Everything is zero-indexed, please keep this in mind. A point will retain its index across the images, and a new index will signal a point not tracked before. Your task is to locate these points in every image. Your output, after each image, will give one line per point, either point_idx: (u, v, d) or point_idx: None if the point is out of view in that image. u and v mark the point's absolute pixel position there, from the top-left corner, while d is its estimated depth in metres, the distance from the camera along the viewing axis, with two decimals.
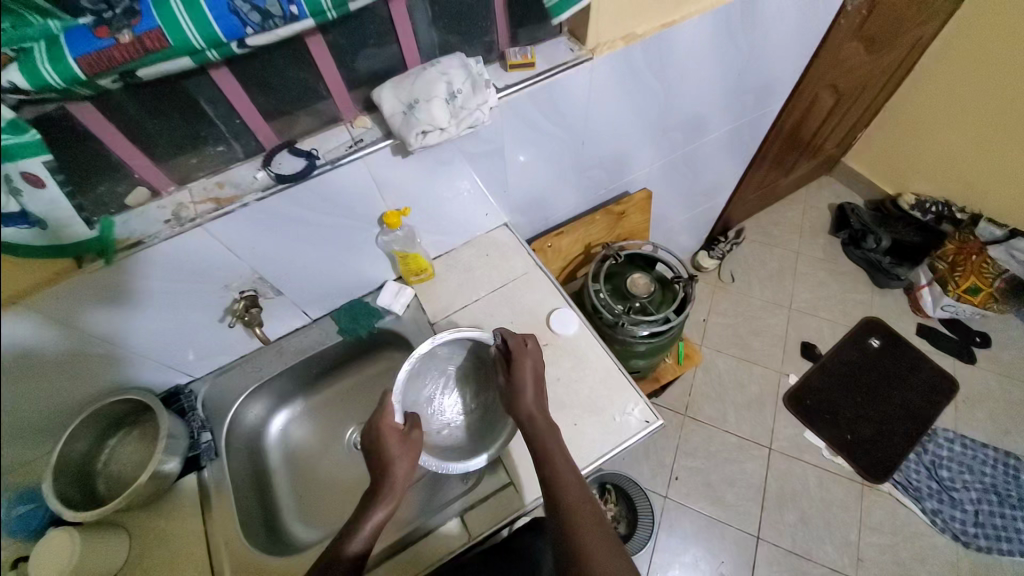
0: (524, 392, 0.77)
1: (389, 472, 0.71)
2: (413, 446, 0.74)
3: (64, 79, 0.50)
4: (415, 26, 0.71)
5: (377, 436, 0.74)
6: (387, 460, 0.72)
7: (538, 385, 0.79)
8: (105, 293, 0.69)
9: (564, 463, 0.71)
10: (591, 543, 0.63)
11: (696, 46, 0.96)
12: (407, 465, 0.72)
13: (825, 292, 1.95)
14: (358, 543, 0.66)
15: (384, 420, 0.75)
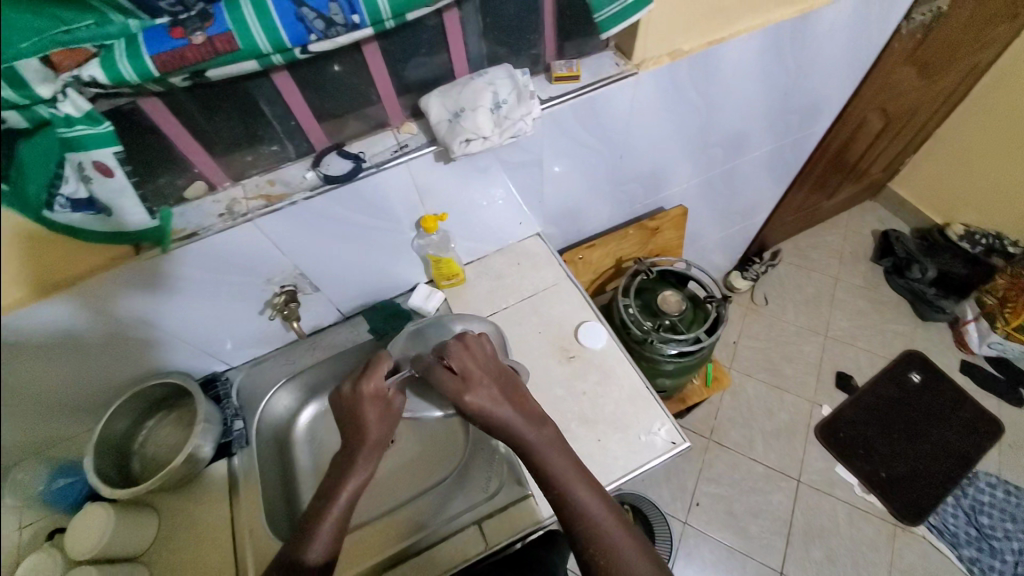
0: (500, 411, 0.72)
1: (363, 440, 0.74)
2: (389, 412, 0.78)
3: (138, 75, 0.53)
4: (465, 37, 0.73)
5: (358, 401, 0.77)
6: (360, 430, 0.75)
7: (509, 389, 0.74)
8: (158, 282, 0.72)
9: (574, 474, 0.70)
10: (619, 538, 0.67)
11: (741, 65, 0.95)
12: (382, 432, 0.76)
13: (864, 321, 1.87)
14: (331, 517, 0.70)
15: (369, 385, 0.77)
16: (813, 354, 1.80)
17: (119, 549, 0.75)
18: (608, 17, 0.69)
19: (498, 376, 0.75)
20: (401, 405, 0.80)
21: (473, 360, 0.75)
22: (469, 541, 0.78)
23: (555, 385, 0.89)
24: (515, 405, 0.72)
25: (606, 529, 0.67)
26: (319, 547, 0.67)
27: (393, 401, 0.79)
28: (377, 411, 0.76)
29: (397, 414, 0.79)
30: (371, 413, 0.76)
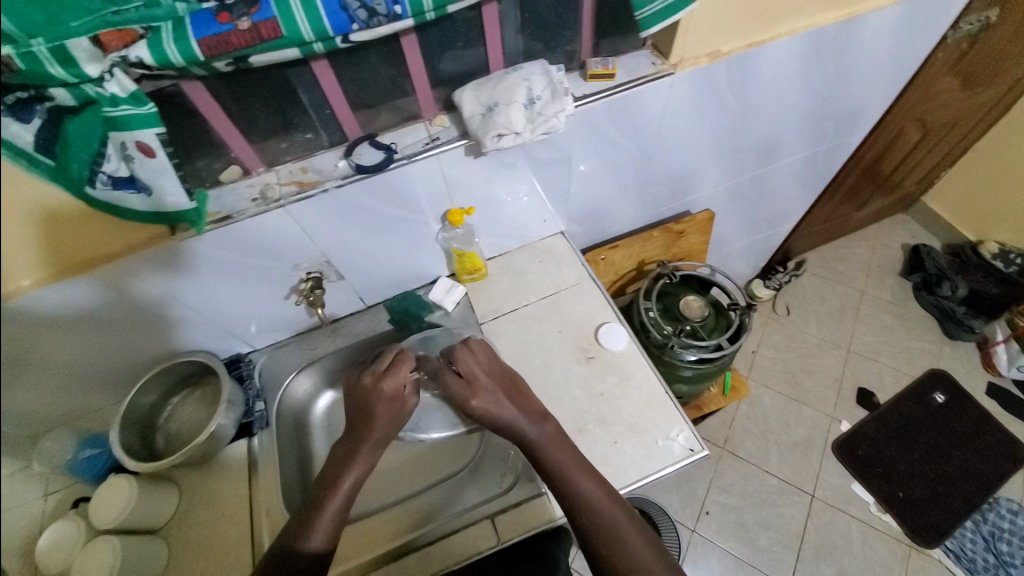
0: (502, 408, 0.76)
1: (370, 428, 0.79)
2: (398, 409, 0.81)
3: (184, 58, 0.53)
4: (503, 31, 0.72)
5: (368, 394, 0.81)
6: (370, 422, 0.79)
7: (511, 390, 0.79)
8: (193, 262, 0.74)
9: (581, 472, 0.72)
10: (630, 539, 0.69)
11: (779, 70, 0.93)
12: (388, 426, 0.80)
13: (889, 337, 1.82)
14: (325, 517, 0.71)
15: (380, 379, 0.82)
16: (834, 368, 1.76)
17: (142, 521, 0.77)
18: (650, 14, 0.68)
19: (499, 377, 0.80)
20: (413, 404, 0.83)
21: (475, 361, 0.81)
22: (480, 536, 0.78)
23: (573, 384, 0.88)
24: (515, 404, 0.77)
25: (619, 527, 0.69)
26: (321, 534, 0.70)
27: (405, 400, 0.82)
28: (388, 406, 0.81)
29: (408, 412, 0.83)
30: (382, 404, 0.81)
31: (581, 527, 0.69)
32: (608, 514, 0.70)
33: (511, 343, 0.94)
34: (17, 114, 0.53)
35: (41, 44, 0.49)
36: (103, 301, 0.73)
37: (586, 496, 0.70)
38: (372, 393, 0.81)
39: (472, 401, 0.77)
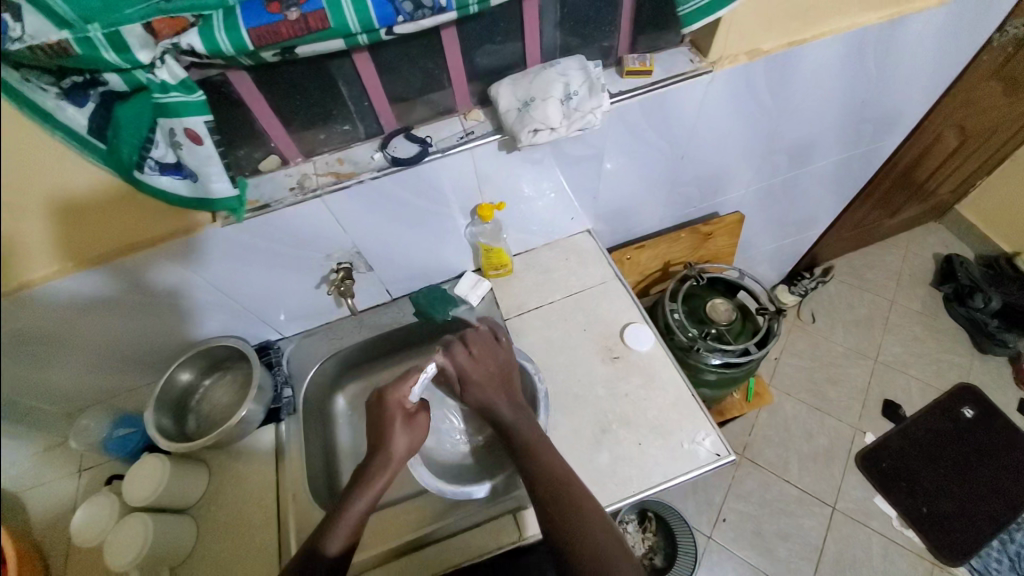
0: (495, 399, 0.81)
1: (385, 449, 0.78)
2: (414, 426, 0.82)
3: (234, 48, 0.54)
4: (542, 27, 0.72)
5: (384, 409, 0.81)
6: (387, 440, 0.79)
7: (504, 387, 0.83)
8: (229, 247, 0.76)
9: (542, 457, 0.74)
10: (592, 533, 0.67)
11: (818, 70, 0.91)
12: (405, 447, 0.79)
13: (918, 349, 1.77)
14: (338, 539, 0.70)
15: (393, 393, 0.82)
16: (860, 378, 1.71)
17: (173, 500, 0.79)
18: (692, 10, 0.68)
19: (496, 372, 0.84)
20: (425, 419, 0.84)
21: (484, 356, 0.84)
22: (501, 530, 0.78)
23: (597, 383, 0.88)
24: (507, 398, 0.82)
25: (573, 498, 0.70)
26: (338, 539, 0.70)
27: (418, 417, 0.83)
28: (408, 425, 0.81)
29: (422, 429, 0.83)
30: (399, 425, 0.80)
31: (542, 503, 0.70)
32: (568, 493, 0.70)
33: (536, 340, 0.94)
34: (72, 98, 0.54)
35: (97, 30, 0.50)
36: (141, 282, 0.75)
37: (549, 476, 0.72)
38: (388, 408, 0.81)
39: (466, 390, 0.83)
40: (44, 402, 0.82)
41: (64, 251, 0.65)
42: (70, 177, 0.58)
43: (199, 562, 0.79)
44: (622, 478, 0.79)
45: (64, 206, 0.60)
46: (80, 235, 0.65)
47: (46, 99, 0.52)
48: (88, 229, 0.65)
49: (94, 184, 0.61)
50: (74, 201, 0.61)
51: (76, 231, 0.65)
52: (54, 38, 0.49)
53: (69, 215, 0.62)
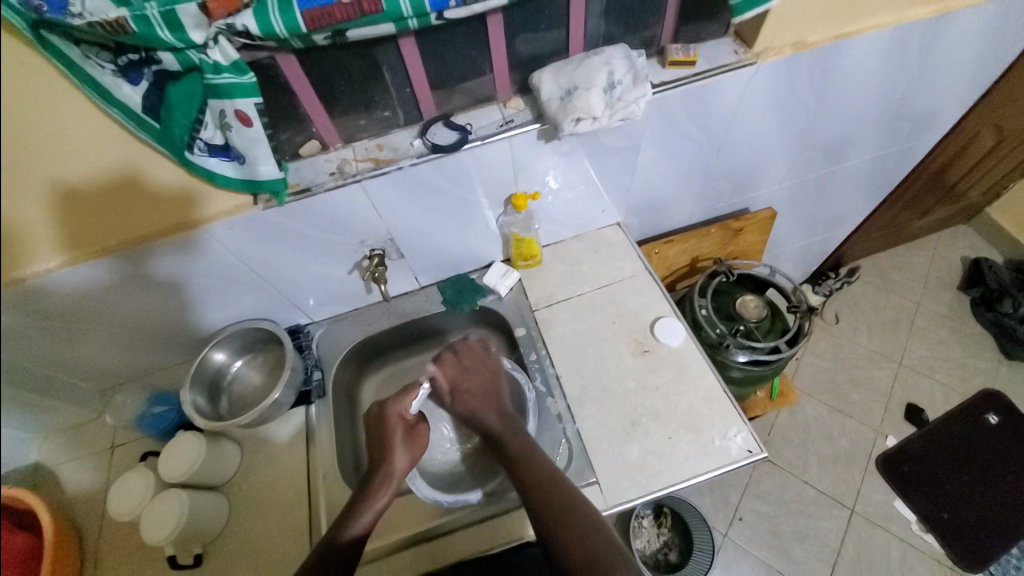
0: (483, 411, 0.85)
1: (387, 463, 0.79)
2: (414, 441, 0.83)
3: (287, 30, 0.54)
4: (587, 15, 0.71)
5: (385, 420, 0.84)
6: (388, 451, 0.81)
7: (492, 398, 0.87)
8: (268, 229, 0.77)
9: (535, 464, 0.75)
10: (575, 531, 0.68)
11: (861, 64, 0.89)
12: (406, 461, 0.80)
13: (943, 353, 1.73)
14: (358, 527, 0.72)
15: (394, 407, 0.85)
16: (883, 381, 1.69)
17: (206, 478, 0.81)
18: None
19: (480, 386, 0.88)
20: (426, 429, 0.86)
21: (473, 370, 0.90)
22: (519, 522, 0.79)
23: (627, 376, 0.87)
24: (494, 408, 0.86)
25: (559, 496, 0.71)
26: (362, 521, 0.73)
27: (418, 430, 0.85)
28: (405, 440, 0.82)
29: (423, 442, 0.84)
30: (399, 439, 0.82)
31: (533, 506, 0.71)
32: (558, 496, 0.71)
33: (564, 332, 0.94)
34: (127, 75, 0.55)
35: (154, 7, 0.50)
36: (145, 273, 0.77)
37: (543, 478, 0.73)
38: (389, 423, 0.84)
39: (456, 403, 0.87)
40: (58, 371, 0.85)
41: (73, 237, 0.69)
42: (70, 163, 0.62)
43: (231, 539, 0.80)
44: (651, 472, 0.79)
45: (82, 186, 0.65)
46: (88, 224, 0.69)
47: (104, 76, 0.53)
48: (94, 220, 0.69)
49: (95, 171, 0.64)
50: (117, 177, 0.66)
51: (81, 221, 0.68)
52: (112, 15, 0.49)
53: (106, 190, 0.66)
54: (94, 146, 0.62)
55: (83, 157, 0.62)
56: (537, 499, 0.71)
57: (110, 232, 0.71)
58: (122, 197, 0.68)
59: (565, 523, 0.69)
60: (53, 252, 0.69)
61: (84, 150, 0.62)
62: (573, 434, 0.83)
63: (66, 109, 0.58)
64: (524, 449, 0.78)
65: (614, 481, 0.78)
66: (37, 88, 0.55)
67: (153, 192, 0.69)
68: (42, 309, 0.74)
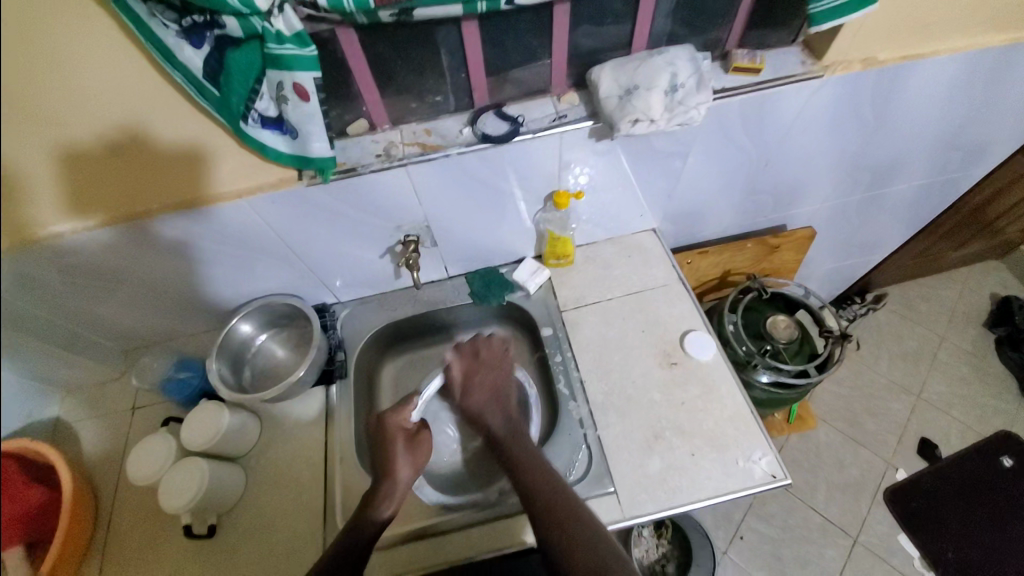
0: (491, 412, 0.84)
1: (392, 478, 0.77)
2: (417, 450, 0.81)
3: (356, 4, 0.53)
4: (654, 13, 0.69)
5: (387, 432, 0.81)
6: (391, 462, 0.78)
7: (500, 399, 0.86)
8: (310, 206, 0.77)
9: (533, 466, 0.76)
10: (577, 535, 0.67)
11: (926, 88, 0.86)
12: (411, 471, 0.79)
13: (964, 390, 1.69)
14: (386, 510, 0.74)
15: (397, 418, 0.82)
16: (899, 413, 1.65)
17: (226, 448, 0.81)
18: (824, 10, 0.65)
19: (489, 385, 0.86)
20: (429, 435, 0.84)
21: (483, 368, 0.87)
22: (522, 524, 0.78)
23: (653, 387, 0.86)
24: (501, 411, 0.85)
25: (560, 498, 0.71)
26: (389, 505, 0.75)
27: (420, 438, 0.82)
28: (410, 448, 0.80)
29: (427, 449, 0.82)
30: (402, 447, 0.80)
31: (536, 504, 0.71)
32: (561, 495, 0.71)
33: (592, 335, 0.92)
34: (190, 38, 0.54)
35: None
36: (148, 239, 0.76)
37: (547, 478, 0.74)
38: (388, 432, 0.81)
39: (468, 396, 0.86)
40: (87, 329, 0.87)
41: (111, 197, 0.71)
42: (94, 118, 0.62)
43: (244, 513, 0.81)
44: (671, 487, 0.77)
45: (124, 145, 0.66)
46: (109, 187, 0.69)
47: (168, 36, 0.53)
48: (97, 181, 0.69)
49: (121, 131, 0.65)
50: (150, 139, 0.66)
51: (85, 182, 0.68)
52: None
53: (139, 151, 0.67)
54: (97, 102, 0.61)
55: (86, 113, 0.62)
56: (546, 500, 0.71)
57: (114, 195, 0.70)
58: (125, 158, 0.67)
59: (567, 523, 0.68)
60: (58, 210, 0.69)
61: (86, 106, 0.61)
62: (595, 440, 0.82)
63: (69, 65, 0.58)
64: (526, 452, 0.78)
65: (633, 492, 0.77)
66: (41, 41, 0.55)
67: (158, 151, 0.68)
68: (76, 264, 0.76)
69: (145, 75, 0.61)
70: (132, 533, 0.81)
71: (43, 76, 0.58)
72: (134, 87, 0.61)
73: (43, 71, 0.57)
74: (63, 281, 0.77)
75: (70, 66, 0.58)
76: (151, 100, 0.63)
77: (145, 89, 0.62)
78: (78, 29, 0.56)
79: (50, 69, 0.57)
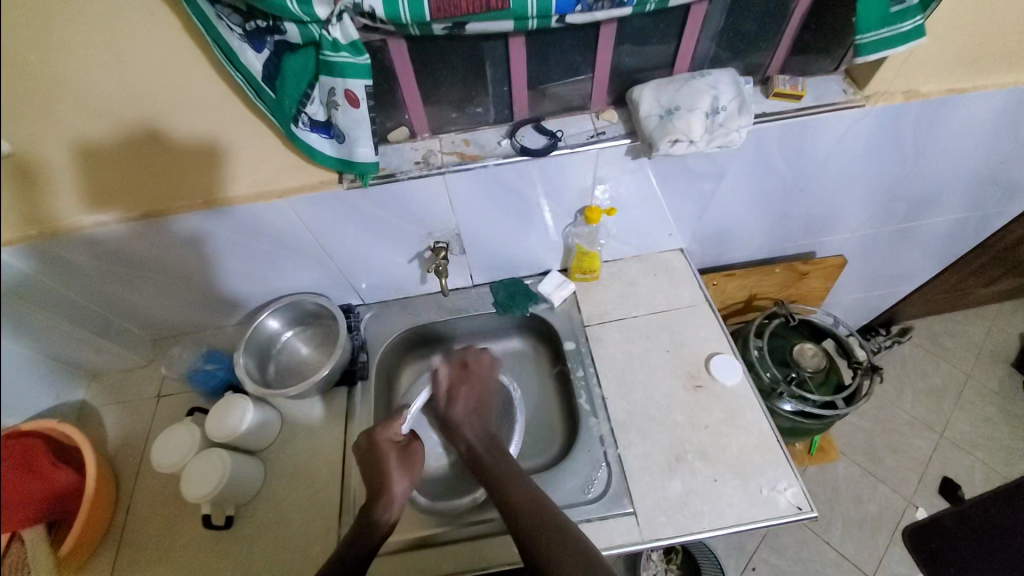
0: (470, 424, 0.86)
1: (387, 490, 0.76)
2: (411, 459, 0.80)
3: (413, 16, 0.55)
4: (699, 36, 0.70)
5: (377, 447, 0.79)
6: (385, 475, 0.77)
7: (482, 414, 0.88)
8: (348, 209, 0.78)
9: (519, 495, 0.74)
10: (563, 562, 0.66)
11: (968, 122, 0.85)
12: (405, 484, 0.78)
13: (991, 431, 1.63)
14: (391, 515, 0.75)
15: (382, 433, 0.81)
16: (921, 450, 1.60)
17: (248, 441, 0.82)
18: (872, 40, 0.64)
19: (473, 397, 0.89)
20: (421, 446, 0.83)
21: (469, 381, 0.90)
22: None
23: (676, 409, 0.85)
24: (482, 424, 0.87)
25: (563, 534, 0.68)
26: (392, 511, 0.75)
27: (413, 448, 0.81)
28: (403, 462, 0.79)
29: (421, 457, 0.82)
30: (394, 464, 0.78)
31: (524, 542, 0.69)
32: (553, 532, 0.68)
33: (615, 351, 0.92)
34: (252, 41, 0.56)
35: None
36: (164, 232, 0.77)
37: (534, 515, 0.71)
38: (381, 449, 0.79)
39: (451, 407, 0.87)
40: (117, 314, 0.89)
41: (146, 189, 0.73)
42: (145, 112, 0.65)
43: (262, 505, 0.81)
44: (692, 512, 0.76)
45: (170, 141, 0.69)
46: (145, 180, 0.72)
47: (232, 39, 0.55)
48: (115, 173, 0.71)
49: (170, 128, 0.67)
50: (195, 137, 0.69)
51: (125, 171, 0.71)
52: None
53: (182, 148, 0.70)
54: (116, 95, 0.63)
55: (105, 107, 0.64)
56: (531, 537, 0.69)
57: (132, 187, 0.72)
58: (160, 152, 0.69)
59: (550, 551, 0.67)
60: (82, 199, 0.72)
61: (104, 100, 0.63)
62: (614, 459, 0.81)
63: (124, 58, 0.60)
64: (513, 475, 0.77)
65: (652, 515, 0.76)
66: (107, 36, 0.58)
67: (169, 144, 0.69)
68: (111, 250, 0.78)
69: (159, 67, 0.62)
70: (151, 520, 0.81)
71: (60, 70, 0.59)
72: (148, 79, 0.63)
73: (85, 64, 0.60)
74: (98, 266, 0.80)
75: (87, 59, 0.59)
76: (164, 94, 0.64)
77: (171, 85, 0.64)
78: (143, 26, 0.59)
79: (114, 62, 0.60)
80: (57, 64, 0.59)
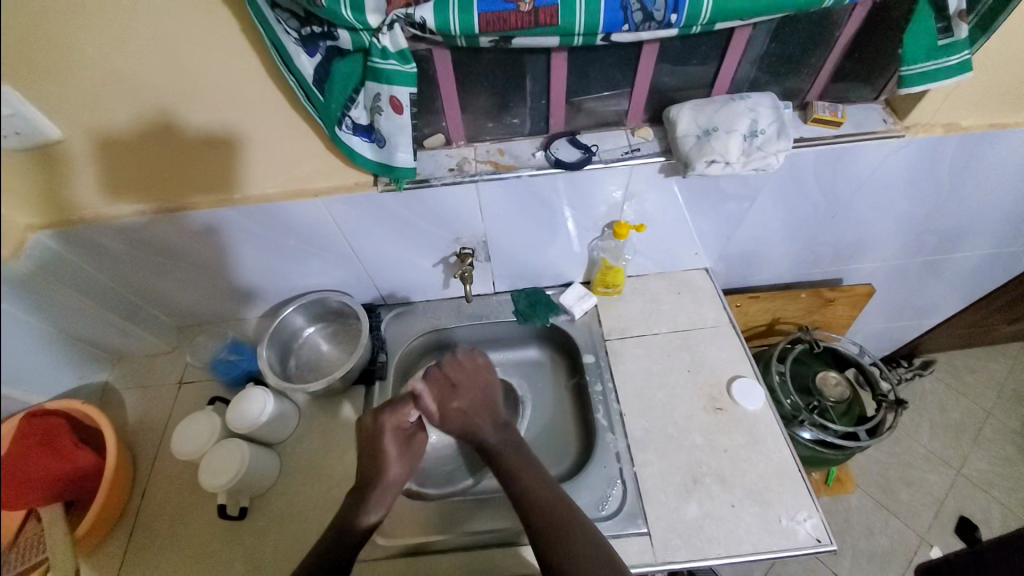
0: (477, 421, 0.83)
1: (382, 475, 0.77)
2: (412, 451, 0.81)
3: (462, 29, 0.56)
4: (740, 59, 0.70)
5: (379, 438, 0.79)
6: (382, 465, 0.78)
7: (488, 408, 0.85)
8: (379, 212, 0.80)
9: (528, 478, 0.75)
10: (578, 543, 0.67)
11: (1008, 157, 0.83)
12: (401, 470, 0.78)
13: (1014, 472, 1.57)
14: (370, 518, 0.74)
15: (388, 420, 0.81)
16: (936, 486, 1.56)
17: (266, 434, 0.83)
18: (919, 72, 0.63)
19: (471, 401, 0.85)
20: (424, 438, 0.84)
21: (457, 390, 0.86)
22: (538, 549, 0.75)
23: (694, 430, 0.84)
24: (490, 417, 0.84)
25: (576, 523, 0.69)
26: (371, 514, 0.74)
27: (415, 441, 0.83)
28: (378, 497, 0.75)
29: (421, 450, 0.83)
30: (394, 453, 0.79)
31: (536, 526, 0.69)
32: (562, 516, 0.70)
33: (635, 368, 0.91)
34: (306, 46, 0.57)
35: None
36: (194, 222, 0.79)
37: (543, 499, 0.72)
38: (383, 436, 0.80)
39: (447, 418, 0.83)
40: (147, 300, 0.91)
41: (178, 180, 0.74)
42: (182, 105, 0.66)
43: (274, 500, 0.82)
44: (707, 537, 0.74)
45: (204, 133, 0.70)
46: (176, 171, 0.73)
47: (288, 42, 0.56)
48: (136, 165, 0.72)
49: (206, 121, 0.69)
50: (233, 132, 0.70)
51: (158, 161, 0.72)
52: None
53: (217, 141, 0.71)
54: (125, 90, 0.64)
55: (115, 101, 0.65)
56: (540, 522, 0.69)
57: (151, 178, 0.74)
58: (195, 145, 0.71)
59: (562, 531, 0.68)
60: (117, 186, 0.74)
61: (113, 95, 0.64)
62: (630, 477, 0.80)
63: (173, 56, 0.62)
64: (523, 475, 0.76)
65: (667, 536, 0.75)
66: (159, 33, 0.60)
67: (207, 137, 0.70)
68: (143, 237, 0.80)
69: (181, 65, 0.63)
70: (164, 506, 0.83)
71: (89, 64, 0.61)
72: (158, 74, 0.63)
73: (132, 58, 0.61)
74: (130, 252, 0.82)
75: (106, 57, 0.60)
76: (207, 91, 0.66)
77: (217, 81, 0.65)
78: (193, 26, 0.60)
79: (163, 58, 0.62)
80: (86, 59, 0.60)
